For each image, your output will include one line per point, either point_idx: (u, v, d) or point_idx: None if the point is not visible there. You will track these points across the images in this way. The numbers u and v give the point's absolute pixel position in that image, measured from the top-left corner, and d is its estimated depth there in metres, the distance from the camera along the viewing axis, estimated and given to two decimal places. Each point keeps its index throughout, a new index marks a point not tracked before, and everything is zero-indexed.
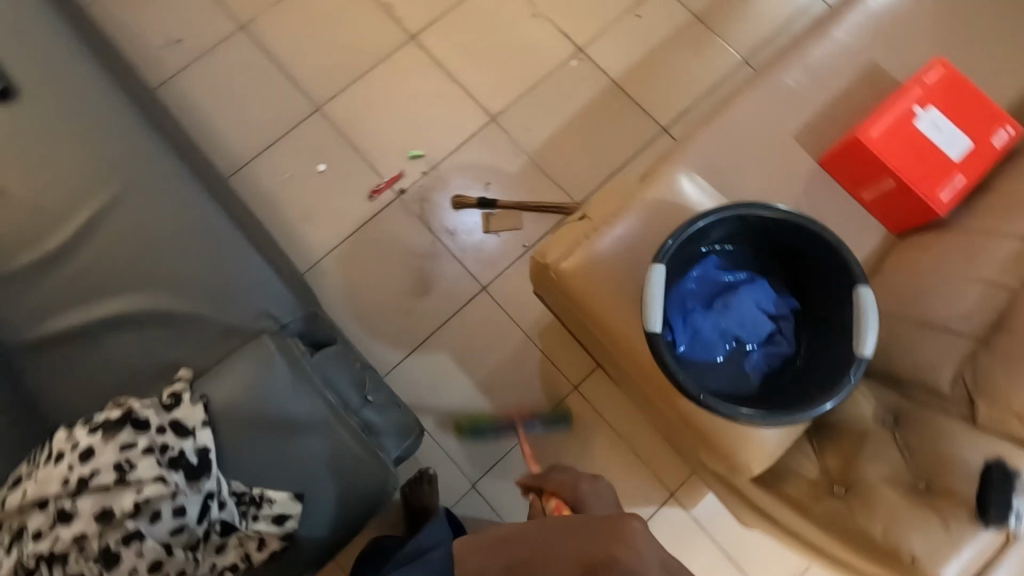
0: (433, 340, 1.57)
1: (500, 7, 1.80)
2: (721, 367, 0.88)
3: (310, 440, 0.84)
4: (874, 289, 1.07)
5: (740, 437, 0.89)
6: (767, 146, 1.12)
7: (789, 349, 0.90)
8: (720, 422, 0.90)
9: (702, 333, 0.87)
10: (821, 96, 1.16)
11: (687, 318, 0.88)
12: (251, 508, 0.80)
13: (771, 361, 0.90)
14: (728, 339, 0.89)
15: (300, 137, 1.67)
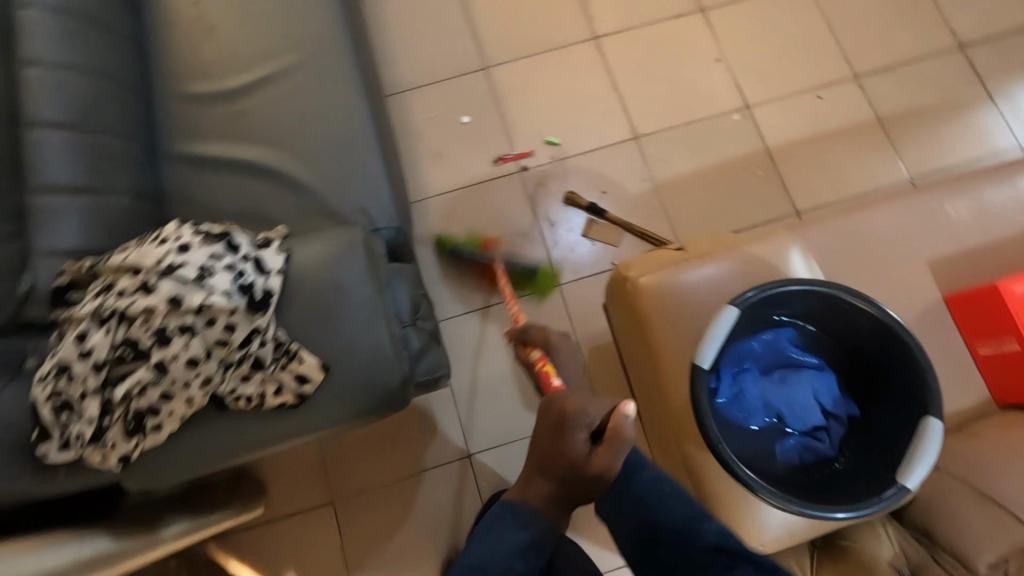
0: (492, 310, 1.61)
1: (687, 42, 1.82)
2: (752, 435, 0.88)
3: (357, 320, 0.88)
4: (947, 444, 0.98)
5: (739, 514, 0.89)
6: (895, 259, 1.06)
7: (830, 451, 0.88)
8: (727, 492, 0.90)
9: (746, 394, 0.89)
10: (976, 235, 1.08)
11: (738, 375, 0.90)
12: (284, 358, 0.84)
13: (806, 454, 0.88)
14: (769, 412, 0.89)
15: (459, 87, 1.77)
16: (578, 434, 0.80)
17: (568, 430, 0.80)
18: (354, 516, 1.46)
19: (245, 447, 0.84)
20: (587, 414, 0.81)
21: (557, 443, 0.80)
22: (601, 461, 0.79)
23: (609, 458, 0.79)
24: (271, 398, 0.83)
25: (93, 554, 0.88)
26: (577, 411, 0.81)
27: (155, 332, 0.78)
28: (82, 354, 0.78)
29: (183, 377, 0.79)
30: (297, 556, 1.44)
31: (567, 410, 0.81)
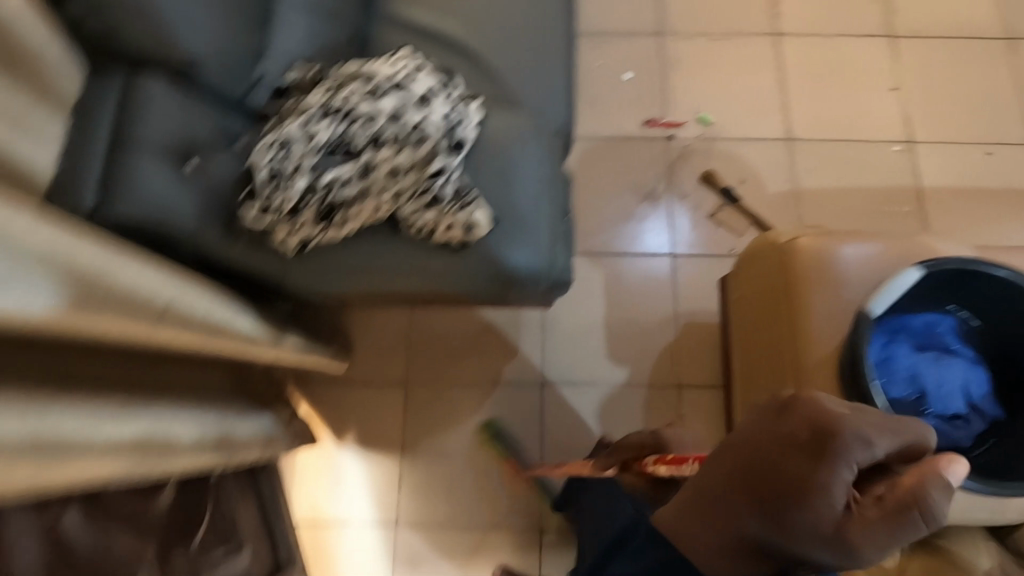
0: (601, 259, 1.64)
1: (867, 63, 1.78)
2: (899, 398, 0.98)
3: (526, 194, 0.99)
4: None
5: None
6: None
7: (963, 436, 0.98)
8: None
9: (898, 361, 0.99)
10: None
11: (893, 345, 1.01)
12: (461, 204, 0.91)
13: (944, 432, 0.97)
14: (917, 387, 0.98)
15: (630, 45, 1.80)
16: (842, 471, 0.62)
17: (828, 462, 0.62)
18: (424, 403, 1.53)
19: (404, 269, 0.91)
20: (869, 447, 0.63)
21: (801, 468, 0.63)
22: (860, 532, 0.60)
23: (875, 518, 0.60)
24: (441, 233, 0.89)
25: (245, 326, 0.98)
26: (843, 434, 0.63)
27: (372, 136, 0.84)
28: (302, 134, 0.84)
29: (381, 185, 0.85)
30: (362, 421, 1.52)
31: (833, 430, 0.64)
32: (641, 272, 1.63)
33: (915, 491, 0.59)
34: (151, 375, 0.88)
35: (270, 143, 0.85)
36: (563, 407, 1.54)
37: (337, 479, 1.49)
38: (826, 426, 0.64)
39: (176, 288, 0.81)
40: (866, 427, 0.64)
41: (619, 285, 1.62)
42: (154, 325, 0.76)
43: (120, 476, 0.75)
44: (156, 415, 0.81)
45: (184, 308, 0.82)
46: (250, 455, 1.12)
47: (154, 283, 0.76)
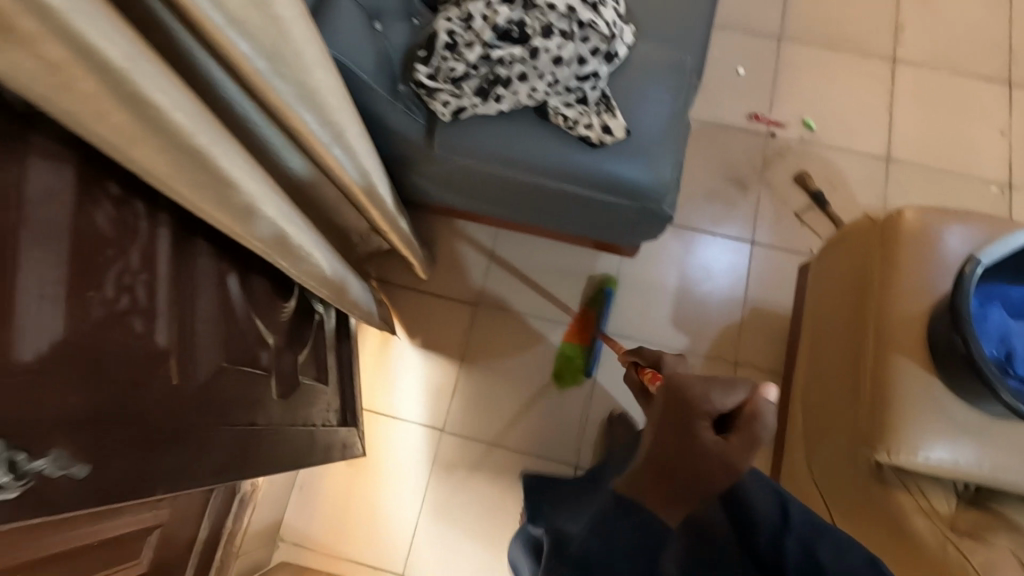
0: (682, 233, 1.70)
1: (981, 104, 1.81)
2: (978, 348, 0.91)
3: (654, 116, 1.06)
4: None
5: (914, 422, 0.89)
6: None
7: None
8: (913, 402, 0.90)
9: (988, 317, 0.93)
10: None
11: (989, 306, 0.95)
12: (601, 108, 1.00)
13: None
14: (1002, 347, 0.91)
15: (749, 43, 1.87)
16: (701, 424, 0.68)
17: (692, 419, 0.68)
18: (491, 324, 1.62)
19: (537, 155, 1.00)
20: (712, 400, 0.69)
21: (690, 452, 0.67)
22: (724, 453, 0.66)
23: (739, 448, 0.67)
24: (581, 129, 0.99)
25: (380, 190, 1.07)
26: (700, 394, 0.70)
27: (545, 23, 0.92)
28: (483, 14, 0.94)
29: (542, 71, 0.94)
30: (430, 328, 1.61)
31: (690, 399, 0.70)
32: (719, 251, 1.68)
33: (752, 409, 0.69)
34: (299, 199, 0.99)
35: (454, 17, 0.95)
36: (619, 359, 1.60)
37: (399, 374, 1.58)
38: (676, 395, 0.70)
39: (355, 125, 0.91)
40: (704, 383, 0.70)
41: (696, 259, 1.68)
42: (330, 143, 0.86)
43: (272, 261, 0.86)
44: (317, 234, 0.91)
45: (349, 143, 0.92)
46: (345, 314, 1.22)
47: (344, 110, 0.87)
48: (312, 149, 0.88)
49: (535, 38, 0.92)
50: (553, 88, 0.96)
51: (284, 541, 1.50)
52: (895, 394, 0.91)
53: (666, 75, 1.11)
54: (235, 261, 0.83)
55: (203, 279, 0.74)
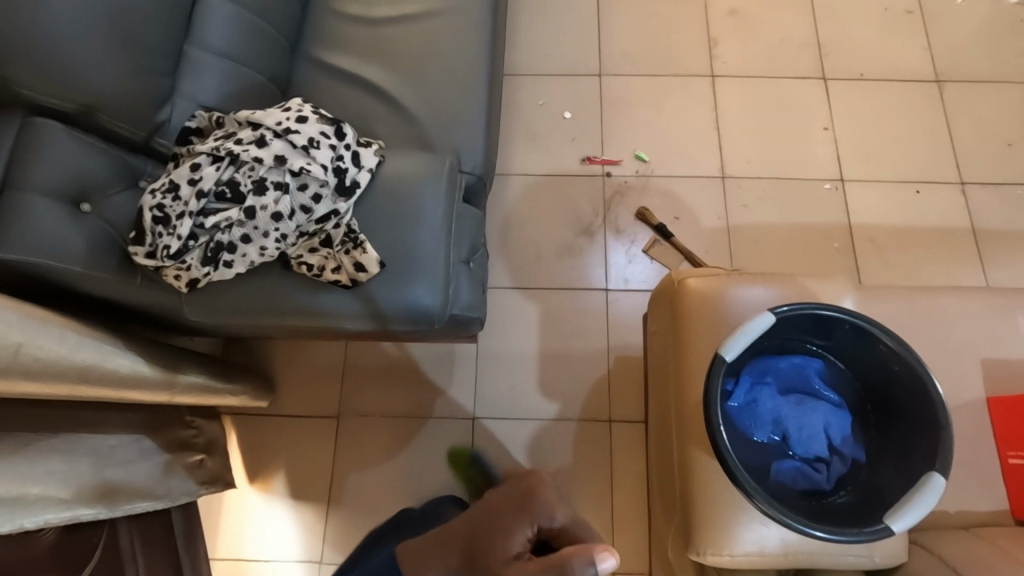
0: (538, 293, 1.66)
1: (804, 105, 1.84)
2: (752, 446, 0.82)
3: (420, 235, 0.98)
4: (938, 549, 0.94)
5: (706, 515, 0.87)
6: (930, 350, 1.06)
7: (825, 484, 0.80)
8: (711, 490, 0.87)
9: (758, 406, 0.82)
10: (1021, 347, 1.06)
11: (755, 386, 0.84)
12: (349, 244, 0.93)
13: (799, 480, 0.80)
14: (775, 430, 0.82)
15: (571, 86, 1.86)
16: (526, 529, 0.83)
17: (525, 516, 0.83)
18: (353, 437, 1.54)
19: (293, 308, 0.93)
20: (550, 517, 0.83)
21: (509, 518, 0.83)
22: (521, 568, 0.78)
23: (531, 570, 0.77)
24: (329, 274, 0.92)
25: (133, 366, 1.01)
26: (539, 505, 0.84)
27: (257, 180, 0.87)
28: (190, 180, 0.88)
29: (265, 229, 0.87)
30: (293, 456, 1.53)
31: (539, 496, 0.85)
32: (577, 308, 1.65)
33: (569, 555, 0.76)
34: (23, 420, 0.91)
35: (159, 190, 0.88)
36: (493, 441, 1.54)
37: (274, 517, 1.49)
38: (535, 490, 0.85)
39: (97, 357, 0.94)
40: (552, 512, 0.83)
41: (553, 321, 1.64)
42: (72, 384, 0.89)
43: None
44: None
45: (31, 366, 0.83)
46: (153, 507, 1.18)
47: (84, 352, 0.91)
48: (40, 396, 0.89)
49: (251, 197, 0.87)
50: (287, 239, 0.90)
51: None
52: (697, 488, 0.88)
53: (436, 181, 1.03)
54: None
55: None
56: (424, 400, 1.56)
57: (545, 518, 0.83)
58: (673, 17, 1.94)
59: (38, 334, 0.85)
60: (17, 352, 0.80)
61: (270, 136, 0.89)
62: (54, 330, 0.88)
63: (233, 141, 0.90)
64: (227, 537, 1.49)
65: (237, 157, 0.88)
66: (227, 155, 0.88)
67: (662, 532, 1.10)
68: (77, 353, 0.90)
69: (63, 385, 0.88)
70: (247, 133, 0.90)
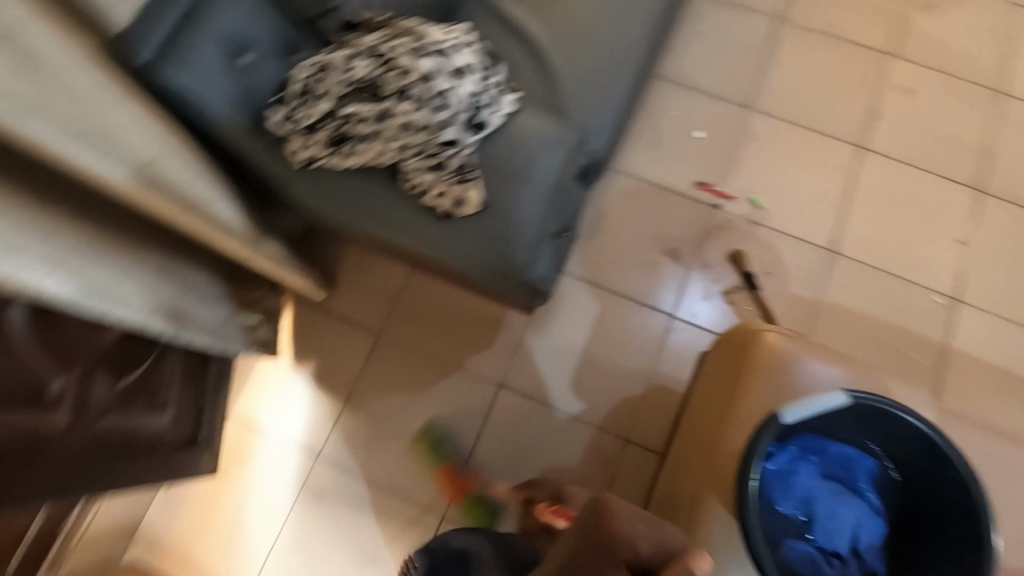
0: (603, 294, 1.65)
1: (946, 209, 1.72)
2: (774, 514, 0.82)
3: (526, 191, 0.98)
4: None
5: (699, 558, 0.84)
6: (995, 501, 0.98)
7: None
8: (715, 537, 0.84)
9: (794, 478, 0.82)
10: None
11: (797, 459, 0.84)
12: (458, 178, 0.95)
13: (812, 565, 0.79)
14: (801, 508, 0.82)
15: (713, 107, 1.80)
16: None
17: None
18: (386, 357, 1.59)
19: (389, 218, 0.95)
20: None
21: None
22: None
23: None
24: (432, 197, 0.94)
25: (230, 216, 1.08)
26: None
27: (400, 87, 0.92)
28: (342, 68, 0.93)
29: (391, 134, 0.92)
30: (324, 354, 1.60)
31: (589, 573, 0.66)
32: (633, 324, 1.63)
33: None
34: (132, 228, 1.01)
35: (314, 67, 0.94)
36: (509, 414, 1.55)
37: (291, 401, 1.57)
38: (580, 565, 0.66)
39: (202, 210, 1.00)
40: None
41: (606, 325, 1.62)
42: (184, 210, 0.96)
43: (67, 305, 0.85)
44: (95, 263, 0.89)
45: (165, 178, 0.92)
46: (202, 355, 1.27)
47: (201, 187, 1.00)
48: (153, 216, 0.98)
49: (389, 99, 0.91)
50: (406, 149, 0.93)
51: (138, 541, 1.48)
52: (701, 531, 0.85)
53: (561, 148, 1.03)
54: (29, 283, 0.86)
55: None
56: (462, 351, 1.59)
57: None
58: (843, 75, 1.83)
59: (172, 159, 0.94)
60: (152, 165, 0.90)
61: (425, 53, 0.94)
62: (179, 167, 0.94)
63: (391, 46, 0.95)
64: (249, 393, 1.57)
65: (391, 62, 0.93)
66: (382, 57, 0.94)
67: None
68: (195, 186, 0.98)
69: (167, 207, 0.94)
70: (405, 43, 0.95)
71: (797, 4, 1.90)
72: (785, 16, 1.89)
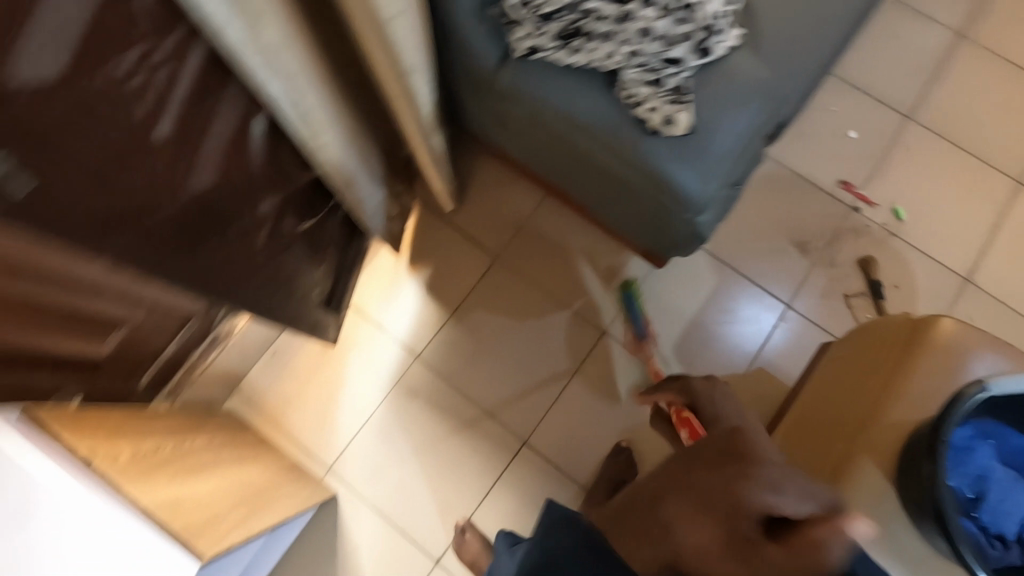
0: (722, 270, 1.64)
1: None
2: (953, 487, 0.87)
3: (731, 129, 0.99)
4: None
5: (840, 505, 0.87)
6: None
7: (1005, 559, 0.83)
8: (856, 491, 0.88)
9: (972, 455, 0.87)
10: None
11: (976, 436, 0.88)
12: (673, 97, 0.95)
13: (986, 546, 0.83)
14: (972, 486, 0.87)
15: (872, 109, 1.74)
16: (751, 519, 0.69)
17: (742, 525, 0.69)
18: (499, 280, 1.61)
19: (596, 122, 0.97)
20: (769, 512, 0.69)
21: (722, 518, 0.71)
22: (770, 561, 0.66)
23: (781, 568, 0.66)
24: (644, 110, 0.95)
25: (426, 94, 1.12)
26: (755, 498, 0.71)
27: None
28: None
29: (627, 37, 0.92)
30: (439, 264, 1.63)
31: (744, 490, 0.71)
32: (745, 305, 1.63)
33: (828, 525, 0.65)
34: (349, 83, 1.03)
35: None
36: (608, 362, 1.57)
37: (400, 301, 1.61)
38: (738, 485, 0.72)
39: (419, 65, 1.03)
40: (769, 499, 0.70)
41: (718, 299, 1.63)
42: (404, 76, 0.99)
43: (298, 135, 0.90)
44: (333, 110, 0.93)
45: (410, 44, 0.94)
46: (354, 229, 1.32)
47: (426, 60, 1.02)
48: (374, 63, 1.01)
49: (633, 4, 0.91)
50: (633, 57, 0.93)
51: (237, 395, 1.56)
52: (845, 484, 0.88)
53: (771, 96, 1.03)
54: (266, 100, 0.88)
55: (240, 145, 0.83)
56: (574, 292, 1.60)
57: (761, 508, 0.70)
58: (1017, 106, 1.75)
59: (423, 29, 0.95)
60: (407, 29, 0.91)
61: None
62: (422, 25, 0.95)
63: None
64: (365, 280, 1.61)
65: None
66: None
67: None
68: (423, 59, 1.00)
69: (389, 63, 0.97)
70: None
71: (983, 23, 1.81)
72: (968, 33, 1.80)
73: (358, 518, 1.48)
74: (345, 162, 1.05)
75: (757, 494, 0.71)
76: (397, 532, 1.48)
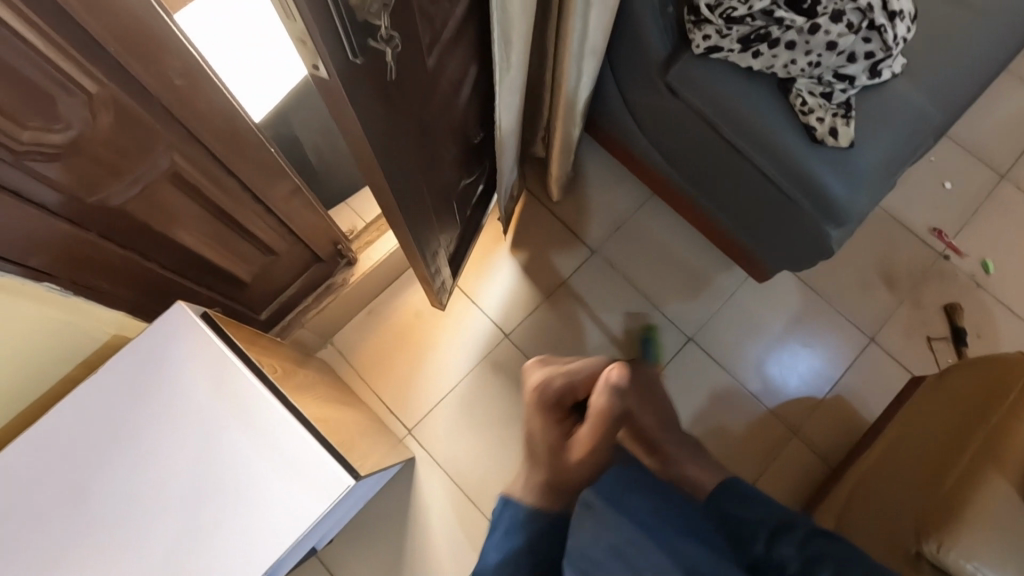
0: (810, 295, 1.68)
1: None
2: None
3: (885, 149, 1.04)
4: None
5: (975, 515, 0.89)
6: None
7: None
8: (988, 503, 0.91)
9: None
10: None
11: None
12: (840, 111, 1.02)
13: None
14: None
15: (968, 165, 1.80)
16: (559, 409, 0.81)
17: (548, 418, 0.80)
18: (595, 275, 1.66)
19: (761, 124, 1.04)
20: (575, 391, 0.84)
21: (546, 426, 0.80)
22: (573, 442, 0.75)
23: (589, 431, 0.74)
24: (811, 119, 1.02)
25: (589, 81, 1.18)
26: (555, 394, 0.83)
27: (838, 9, 0.96)
28: None
29: (810, 49, 0.97)
30: (539, 250, 1.67)
31: (554, 393, 0.83)
32: (833, 333, 1.65)
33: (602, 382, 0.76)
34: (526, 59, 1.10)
35: None
36: (689, 367, 1.60)
37: (497, 280, 1.65)
38: (544, 392, 0.83)
39: (596, 50, 1.09)
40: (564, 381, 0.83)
41: (806, 324, 1.65)
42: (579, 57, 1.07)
43: (496, 98, 0.95)
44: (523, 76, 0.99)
45: (597, 22, 1.00)
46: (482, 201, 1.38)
47: (601, 44, 1.09)
48: (560, 41, 1.07)
49: (826, 18, 0.96)
50: (810, 69, 1.00)
51: (331, 345, 1.60)
52: (975, 497, 0.91)
53: (926, 125, 1.08)
54: (478, 57, 0.94)
55: (449, 98, 0.89)
56: (665, 296, 1.65)
57: (564, 393, 0.83)
58: None
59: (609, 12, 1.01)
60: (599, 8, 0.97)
61: None
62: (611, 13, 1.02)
63: None
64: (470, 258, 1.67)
65: None
66: None
67: (845, 524, 1.12)
68: (600, 40, 1.07)
69: (576, 45, 1.04)
70: None
71: None
72: None
73: (432, 483, 1.51)
74: (513, 130, 1.09)
75: (565, 386, 0.84)
76: (469, 501, 1.50)
